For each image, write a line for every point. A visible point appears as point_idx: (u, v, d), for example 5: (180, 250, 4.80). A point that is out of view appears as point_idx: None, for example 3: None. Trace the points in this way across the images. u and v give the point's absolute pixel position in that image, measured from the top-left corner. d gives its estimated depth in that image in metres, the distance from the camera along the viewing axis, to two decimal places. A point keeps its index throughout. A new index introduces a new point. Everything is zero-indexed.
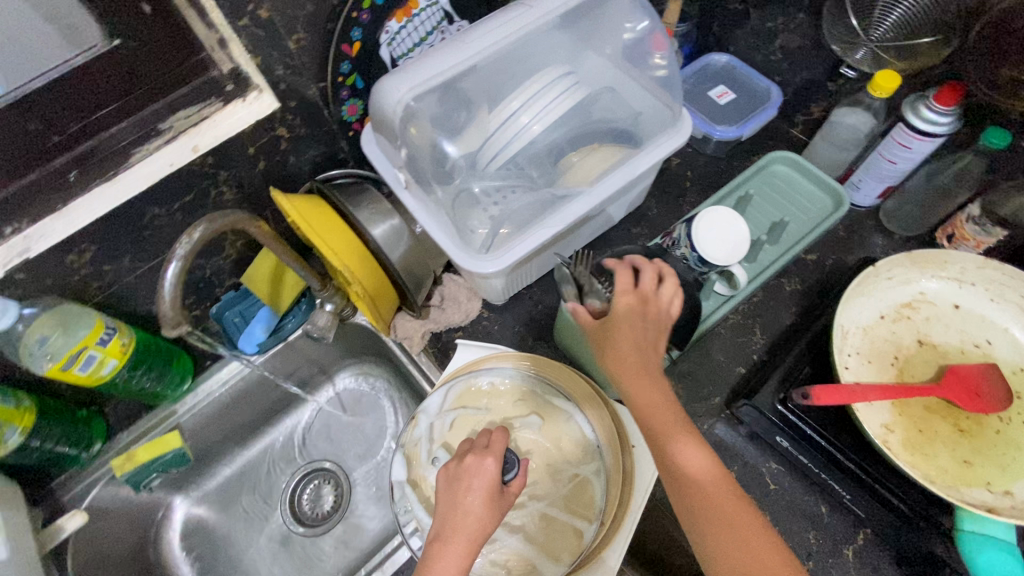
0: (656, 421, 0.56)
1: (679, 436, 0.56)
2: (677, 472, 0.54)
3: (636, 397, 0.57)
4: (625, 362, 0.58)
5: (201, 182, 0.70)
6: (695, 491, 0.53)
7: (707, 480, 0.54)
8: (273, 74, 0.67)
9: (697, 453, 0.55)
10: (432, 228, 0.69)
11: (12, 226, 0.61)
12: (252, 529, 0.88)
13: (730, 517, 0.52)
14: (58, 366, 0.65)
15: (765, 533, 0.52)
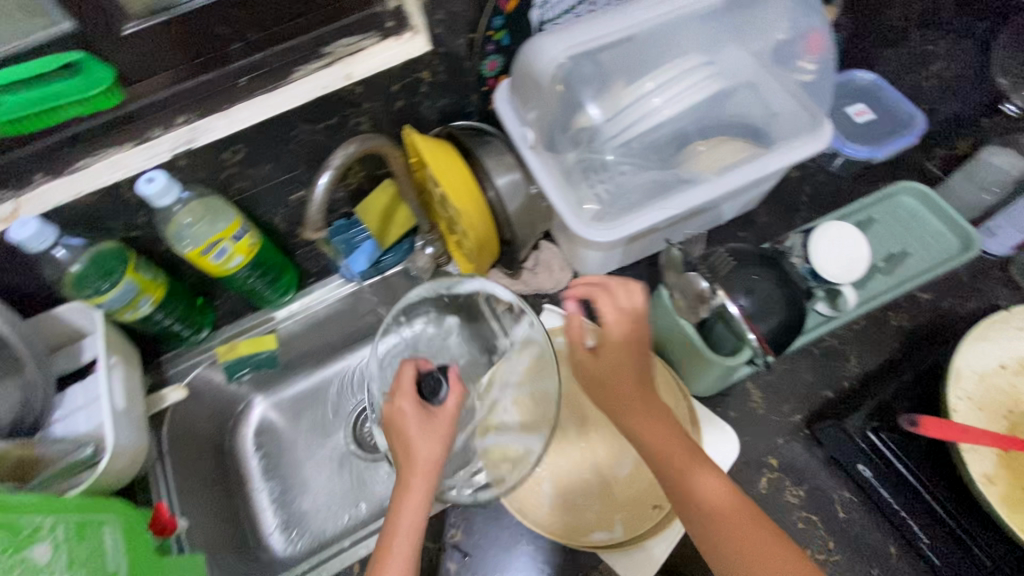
0: (637, 422, 0.59)
1: (657, 435, 0.58)
2: (676, 470, 0.57)
3: (608, 393, 0.62)
4: (591, 360, 0.63)
5: (345, 109, 0.74)
6: (693, 487, 0.56)
7: (699, 478, 0.56)
8: (432, 18, 0.69)
9: (670, 447, 0.58)
10: (548, 188, 0.70)
11: (185, 116, 0.67)
12: (314, 446, 0.94)
13: (723, 513, 0.54)
14: (195, 250, 0.71)
15: (766, 535, 0.53)
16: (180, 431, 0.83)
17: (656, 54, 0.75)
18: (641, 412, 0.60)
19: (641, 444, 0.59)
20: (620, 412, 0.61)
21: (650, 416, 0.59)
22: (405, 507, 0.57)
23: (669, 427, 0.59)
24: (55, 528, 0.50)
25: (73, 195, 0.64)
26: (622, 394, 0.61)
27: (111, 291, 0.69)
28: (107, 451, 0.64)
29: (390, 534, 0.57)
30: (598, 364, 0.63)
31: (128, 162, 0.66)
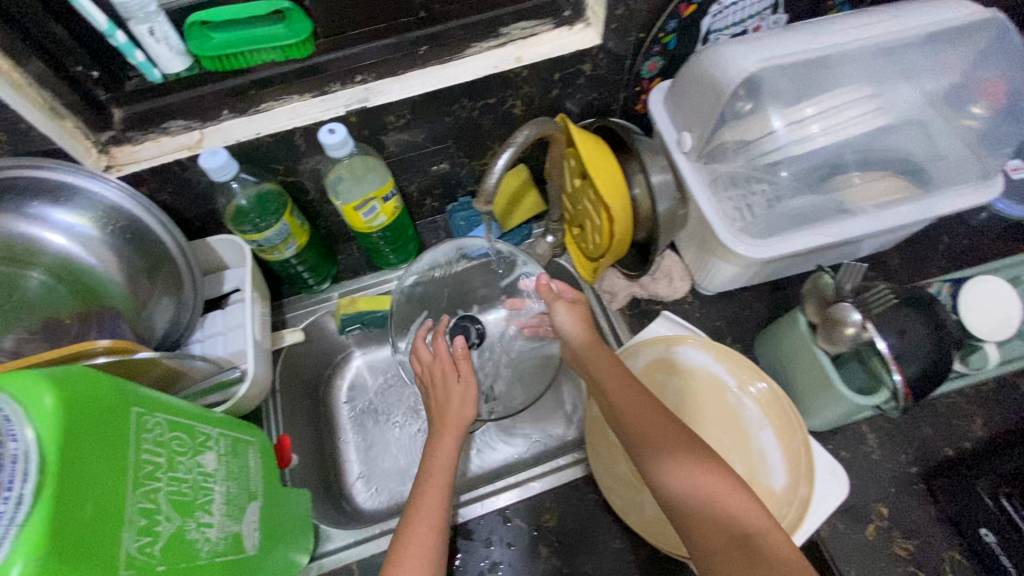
0: (626, 406, 0.64)
1: (646, 417, 0.63)
2: (660, 445, 0.60)
3: (607, 386, 0.67)
4: (596, 361, 0.70)
5: (506, 90, 0.75)
6: (672, 454, 0.59)
7: (681, 448, 0.59)
8: (612, 12, 0.69)
9: (657, 423, 0.62)
10: (699, 195, 0.70)
11: (363, 76, 0.70)
12: (397, 418, 0.94)
13: (697, 475, 0.57)
14: (346, 203, 0.74)
15: (740, 497, 0.56)
16: (289, 372, 0.86)
17: (835, 72, 0.70)
18: (638, 396, 0.65)
19: (625, 422, 0.63)
20: (612, 402, 0.66)
21: (637, 398, 0.64)
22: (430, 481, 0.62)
23: (657, 408, 0.63)
24: (218, 439, 0.52)
25: (254, 134, 0.67)
26: (613, 388, 0.66)
27: (270, 230, 0.72)
28: (247, 378, 0.69)
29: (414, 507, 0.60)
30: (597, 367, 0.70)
31: (306, 111, 0.69)
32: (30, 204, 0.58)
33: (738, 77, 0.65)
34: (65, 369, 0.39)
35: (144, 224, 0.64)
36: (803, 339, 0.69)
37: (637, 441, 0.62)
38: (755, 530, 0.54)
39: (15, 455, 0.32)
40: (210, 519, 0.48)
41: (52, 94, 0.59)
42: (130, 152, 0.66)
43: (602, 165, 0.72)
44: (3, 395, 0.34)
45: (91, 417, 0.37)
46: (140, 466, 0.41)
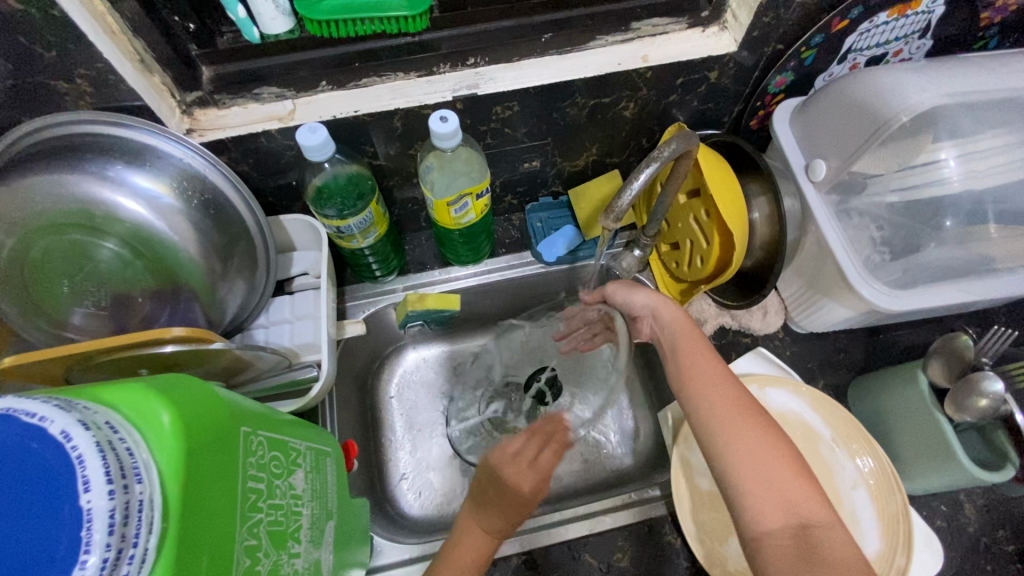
0: (690, 364, 0.55)
1: (710, 381, 0.54)
2: (718, 411, 0.51)
3: (673, 342, 0.58)
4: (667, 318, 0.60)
5: (623, 91, 0.68)
6: (729, 420, 0.50)
7: (741, 415, 0.51)
8: (760, 19, 0.61)
9: (721, 390, 0.53)
10: (827, 229, 0.64)
11: (475, 59, 0.63)
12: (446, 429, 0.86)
13: (757, 444, 0.49)
14: (439, 197, 0.67)
15: (797, 476, 0.47)
16: (344, 365, 0.80)
17: (1003, 110, 0.62)
18: (710, 356, 0.56)
19: (684, 380, 0.55)
20: (675, 359, 0.57)
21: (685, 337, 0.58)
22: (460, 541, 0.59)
23: (724, 371, 0.54)
24: (305, 453, 0.47)
25: (351, 112, 0.61)
26: (678, 347, 0.57)
27: (354, 218, 0.66)
28: (321, 378, 0.63)
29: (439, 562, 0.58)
30: (665, 322, 0.60)
31: (410, 92, 0.62)
32: (110, 167, 0.51)
33: (909, 110, 0.59)
34: (177, 382, 0.33)
35: (225, 198, 0.58)
36: (920, 397, 0.64)
37: (692, 399, 0.53)
38: (811, 517, 0.45)
39: (142, 504, 0.26)
40: (299, 548, 0.43)
41: (144, 45, 0.52)
42: (215, 117, 0.60)
43: (721, 182, 0.66)
44: (121, 419, 0.29)
45: (206, 445, 0.32)
46: (246, 498, 0.36)
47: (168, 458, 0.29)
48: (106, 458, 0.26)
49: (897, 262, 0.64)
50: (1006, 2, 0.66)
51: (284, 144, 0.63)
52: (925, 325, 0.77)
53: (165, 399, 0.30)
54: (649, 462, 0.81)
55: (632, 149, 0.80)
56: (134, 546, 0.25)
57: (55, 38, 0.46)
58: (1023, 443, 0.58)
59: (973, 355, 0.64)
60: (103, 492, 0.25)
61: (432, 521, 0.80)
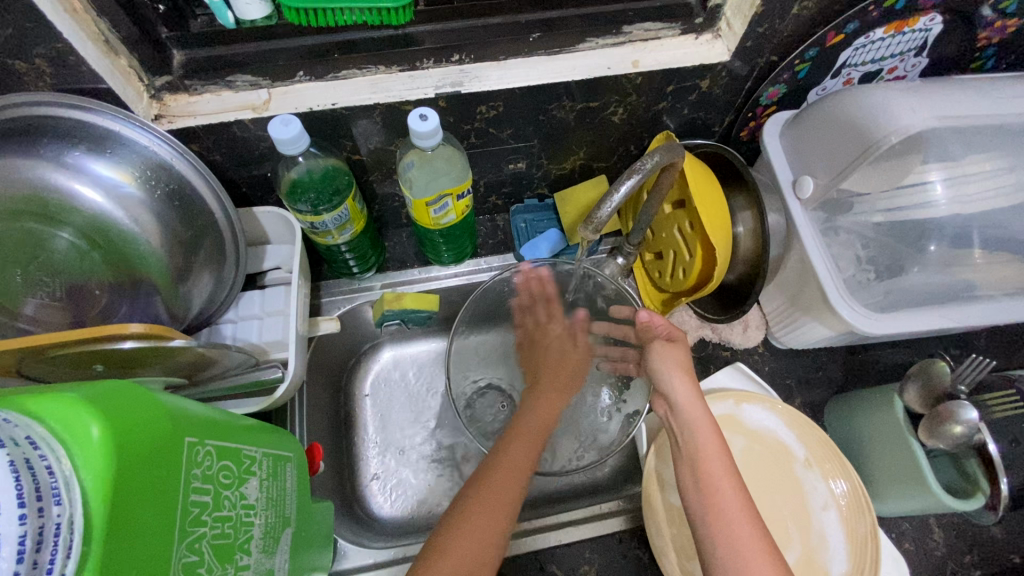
0: (717, 488, 0.52)
1: (735, 510, 0.51)
2: (739, 548, 0.50)
3: (696, 449, 0.55)
4: (688, 419, 0.57)
5: (613, 96, 0.66)
6: (749, 560, 0.49)
7: (764, 560, 0.49)
8: (754, 29, 0.60)
9: (744, 524, 0.51)
10: (811, 244, 0.64)
11: (460, 56, 0.61)
12: (416, 431, 0.84)
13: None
14: (418, 196, 0.65)
15: None
16: (316, 361, 0.78)
17: (992, 135, 0.61)
18: (727, 457, 0.54)
19: (706, 501, 0.52)
20: (696, 471, 0.54)
21: (706, 430, 0.55)
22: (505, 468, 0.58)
23: (746, 498, 0.52)
24: (261, 461, 0.46)
25: (328, 104, 0.59)
26: (707, 461, 0.54)
27: (329, 214, 0.64)
28: (286, 378, 0.61)
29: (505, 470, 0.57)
30: (686, 417, 0.57)
31: (390, 87, 0.60)
32: (69, 152, 0.50)
33: (899, 131, 0.58)
34: (116, 390, 0.31)
35: (192, 188, 0.56)
36: (893, 418, 0.64)
37: (700, 499, 0.53)
38: None
39: (58, 527, 0.25)
40: (249, 559, 0.41)
41: (109, 25, 0.50)
42: (186, 103, 0.57)
43: (707, 195, 0.65)
44: (44, 433, 0.27)
45: (143, 462, 0.30)
46: (188, 513, 0.34)
47: (95, 477, 0.27)
48: (21, 478, 0.24)
49: (880, 283, 0.63)
50: (1004, 22, 0.65)
51: (258, 135, 0.61)
52: (905, 346, 0.77)
53: (97, 412, 0.28)
54: (623, 472, 0.80)
55: (621, 155, 0.79)
56: (48, 572, 0.24)
57: (11, 15, 0.43)
58: (994, 470, 0.57)
59: (950, 383, 0.62)
60: (14, 516, 0.23)
61: (402, 524, 0.79)
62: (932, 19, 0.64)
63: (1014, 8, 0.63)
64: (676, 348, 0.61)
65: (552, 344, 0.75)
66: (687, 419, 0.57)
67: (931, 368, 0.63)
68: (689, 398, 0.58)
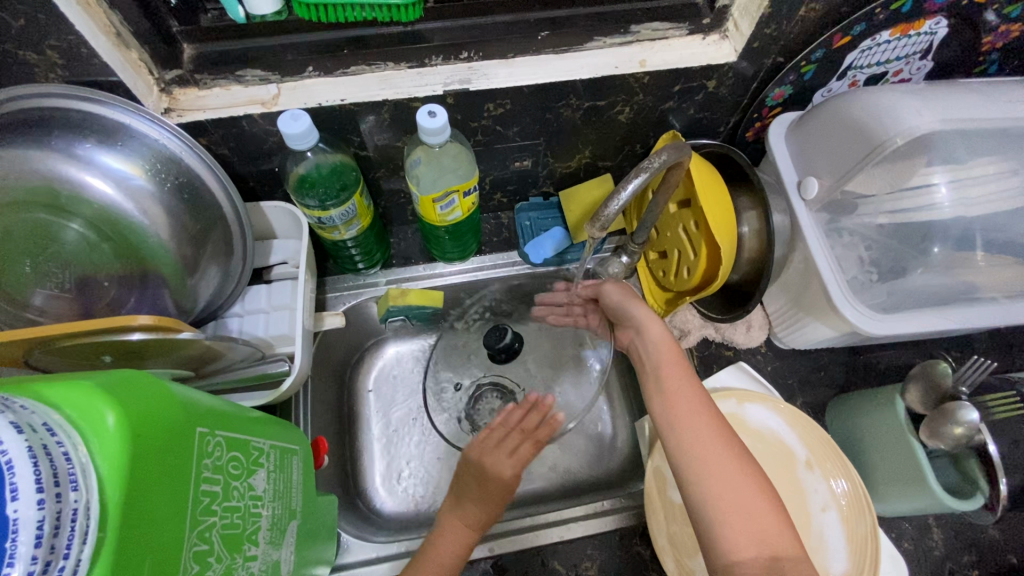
0: (680, 400, 0.54)
1: (701, 418, 0.53)
2: (700, 435, 0.52)
3: (658, 364, 0.58)
4: (651, 339, 0.59)
5: (619, 95, 0.66)
6: (714, 460, 0.50)
7: (728, 458, 0.50)
8: (761, 31, 0.60)
9: (700, 413, 0.53)
10: (816, 244, 0.64)
11: (468, 53, 0.61)
12: (420, 423, 0.85)
13: (734, 472, 0.50)
14: (425, 192, 0.66)
15: (745, 471, 0.50)
16: (321, 355, 0.79)
17: (997, 139, 0.61)
18: (683, 364, 0.57)
19: (669, 409, 0.54)
20: (658, 385, 0.56)
21: (661, 338, 0.59)
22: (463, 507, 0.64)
23: (707, 400, 0.54)
24: (268, 453, 0.46)
25: (338, 100, 0.59)
26: (668, 372, 0.56)
27: (336, 210, 0.64)
28: (293, 372, 0.61)
29: (451, 516, 0.64)
30: (646, 334, 0.60)
31: (398, 83, 0.60)
32: (79, 144, 0.50)
33: (904, 132, 0.58)
34: (131, 378, 0.32)
35: (201, 181, 0.56)
36: (895, 419, 0.64)
37: (656, 390, 0.56)
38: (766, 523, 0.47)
39: (74, 513, 0.25)
40: (256, 551, 0.41)
41: (121, 19, 0.50)
42: (195, 97, 0.58)
43: (713, 195, 0.65)
44: (60, 420, 0.27)
45: (157, 450, 0.31)
46: (198, 502, 0.34)
47: (109, 462, 0.28)
48: (38, 463, 0.24)
49: (883, 284, 0.63)
50: (1010, 27, 0.66)
51: (267, 130, 0.61)
52: (908, 347, 0.77)
53: (113, 401, 0.29)
54: (625, 469, 0.81)
55: (626, 154, 0.79)
56: (65, 557, 0.24)
57: (25, 7, 0.44)
58: (993, 471, 0.58)
59: (951, 383, 0.63)
60: (32, 501, 0.23)
61: (405, 516, 0.79)
62: (938, 23, 0.64)
63: (1019, 12, 0.64)
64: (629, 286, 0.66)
65: (500, 438, 0.70)
66: (650, 341, 0.59)
67: (932, 368, 0.64)
68: (651, 321, 0.60)
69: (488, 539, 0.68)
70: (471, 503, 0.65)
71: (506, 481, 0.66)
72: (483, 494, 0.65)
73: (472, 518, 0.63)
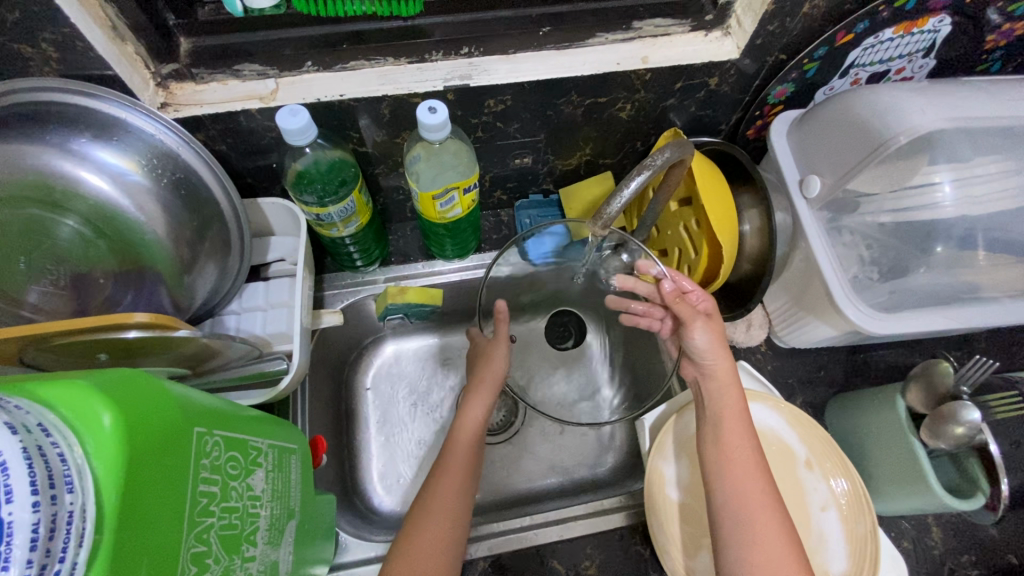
0: (738, 460, 0.56)
1: (758, 485, 0.55)
2: (750, 498, 0.54)
3: (721, 414, 0.60)
4: (718, 390, 0.61)
5: (621, 92, 0.65)
6: (762, 532, 0.53)
7: (775, 526, 0.53)
8: (764, 27, 0.59)
9: (755, 478, 0.55)
10: (817, 243, 0.64)
11: (469, 48, 0.60)
12: (419, 421, 0.84)
13: (777, 544, 0.52)
14: (425, 189, 0.65)
15: (786, 544, 0.52)
16: (319, 353, 0.78)
17: (1000, 138, 0.61)
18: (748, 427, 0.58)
19: (726, 466, 0.56)
20: (718, 438, 0.58)
21: (731, 393, 0.60)
22: (443, 486, 0.64)
23: (764, 467, 0.57)
24: (267, 452, 0.45)
25: (337, 95, 0.58)
26: (730, 429, 0.58)
27: (335, 206, 0.63)
28: (291, 370, 0.61)
29: (422, 516, 0.62)
30: (718, 384, 0.61)
31: (398, 79, 0.60)
32: (75, 139, 0.49)
33: (907, 131, 0.58)
34: (127, 377, 0.31)
35: (198, 178, 0.55)
36: (894, 419, 0.64)
37: (717, 439, 0.58)
38: None
39: (71, 515, 0.25)
40: (254, 551, 0.41)
41: (115, 11, 0.49)
42: (192, 92, 0.57)
43: (715, 193, 0.65)
44: (55, 420, 0.27)
45: (154, 451, 0.30)
46: (197, 503, 0.34)
47: (106, 463, 0.27)
48: (33, 466, 0.24)
49: (884, 283, 0.63)
50: (1013, 25, 0.65)
51: (265, 126, 0.60)
52: (907, 346, 0.77)
53: (108, 401, 0.28)
54: (625, 468, 0.80)
55: (627, 151, 0.78)
56: (61, 561, 0.24)
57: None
58: (994, 472, 0.57)
59: (953, 384, 0.63)
60: (27, 504, 0.23)
61: (405, 516, 0.79)
62: (941, 20, 0.64)
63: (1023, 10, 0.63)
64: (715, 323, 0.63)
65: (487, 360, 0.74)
66: (717, 391, 0.61)
67: (934, 366, 0.64)
68: (723, 372, 0.61)
69: (489, 538, 0.68)
70: (443, 484, 0.64)
71: (479, 418, 0.70)
72: (467, 467, 0.67)
73: (454, 493, 0.64)
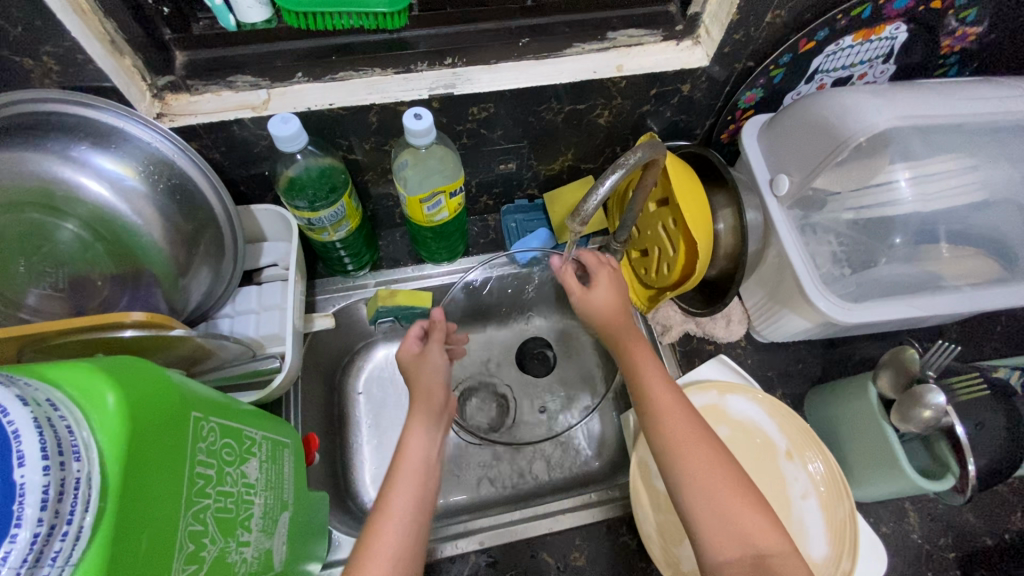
0: (662, 407, 0.57)
1: (686, 425, 0.56)
2: (676, 432, 0.55)
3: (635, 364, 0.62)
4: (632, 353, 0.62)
5: (599, 98, 0.68)
6: (697, 460, 0.53)
7: (713, 464, 0.53)
8: (730, 36, 0.63)
9: (679, 412, 0.57)
10: (788, 237, 0.67)
11: (452, 59, 0.64)
12: None
13: (711, 470, 0.53)
14: (412, 193, 0.68)
15: (719, 471, 0.53)
16: (311, 356, 0.80)
17: (952, 137, 0.65)
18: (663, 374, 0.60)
19: (654, 419, 0.57)
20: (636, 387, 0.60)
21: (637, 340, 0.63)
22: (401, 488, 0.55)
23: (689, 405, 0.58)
24: (261, 443, 0.47)
25: (326, 104, 0.61)
26: (649, 385, 0.59)
27: (326, 210, 0.65)
28: (283, 369, 0.63)
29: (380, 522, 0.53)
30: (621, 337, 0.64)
31: (385, 88, 0.62)
32: (75, 147, 0.52)
33: (864, 131, 0.62)
34: (129, 364, 0.33)
35: (193, 184, 0.58)
36: (867, 406, 0.66)
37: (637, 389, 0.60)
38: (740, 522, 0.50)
39: (77, 482, 0.27)
40: (249, 537, 0.42)
41: (115, 27, 0.52)
42: (187, 103, 0.59)
43: (688, 189, 0.68)
44: (63, 397, 0.28)
45: (154, 429, 0.32)
46: (194, 484, 0.36)
47: (110, 437, 0.29)
48: (43, 433, 0.26)
49: (852, 276, 0.66)
50: (965, 31, 0.69)
51: (257, 135, 0.63)
52: (880, 338, 0.80)
53: (111, 381, 0.30)
54: (613, 463, 0.82)
55: (607, 156, 0.82)
56: (68, 523, 0.26)
57: (22, 15, 0.45)
58: (962, 453, 0.60)
59: (920, 368, 0.65)
60: (38, 467, 0.24)
61: None
62: (896, 28, 0.68)
63: (973, 17, 0.68)
64: (607, 285, 0.67)
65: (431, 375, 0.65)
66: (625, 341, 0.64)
67: (905, 352, 0.67)
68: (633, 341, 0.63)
69: (478, 532, 0.69)
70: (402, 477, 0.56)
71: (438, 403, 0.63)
72: (417, 494, 0.55)
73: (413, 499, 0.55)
